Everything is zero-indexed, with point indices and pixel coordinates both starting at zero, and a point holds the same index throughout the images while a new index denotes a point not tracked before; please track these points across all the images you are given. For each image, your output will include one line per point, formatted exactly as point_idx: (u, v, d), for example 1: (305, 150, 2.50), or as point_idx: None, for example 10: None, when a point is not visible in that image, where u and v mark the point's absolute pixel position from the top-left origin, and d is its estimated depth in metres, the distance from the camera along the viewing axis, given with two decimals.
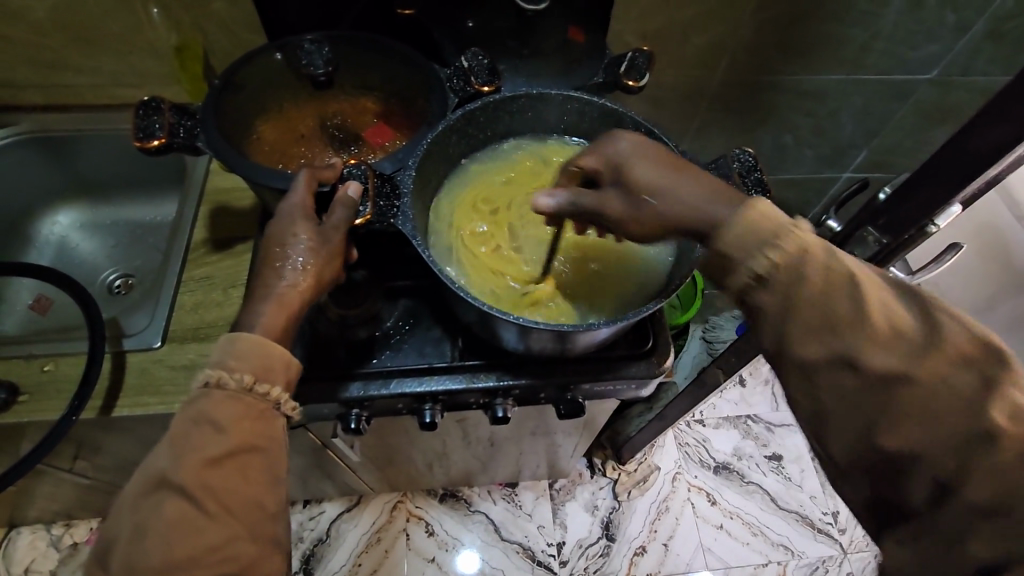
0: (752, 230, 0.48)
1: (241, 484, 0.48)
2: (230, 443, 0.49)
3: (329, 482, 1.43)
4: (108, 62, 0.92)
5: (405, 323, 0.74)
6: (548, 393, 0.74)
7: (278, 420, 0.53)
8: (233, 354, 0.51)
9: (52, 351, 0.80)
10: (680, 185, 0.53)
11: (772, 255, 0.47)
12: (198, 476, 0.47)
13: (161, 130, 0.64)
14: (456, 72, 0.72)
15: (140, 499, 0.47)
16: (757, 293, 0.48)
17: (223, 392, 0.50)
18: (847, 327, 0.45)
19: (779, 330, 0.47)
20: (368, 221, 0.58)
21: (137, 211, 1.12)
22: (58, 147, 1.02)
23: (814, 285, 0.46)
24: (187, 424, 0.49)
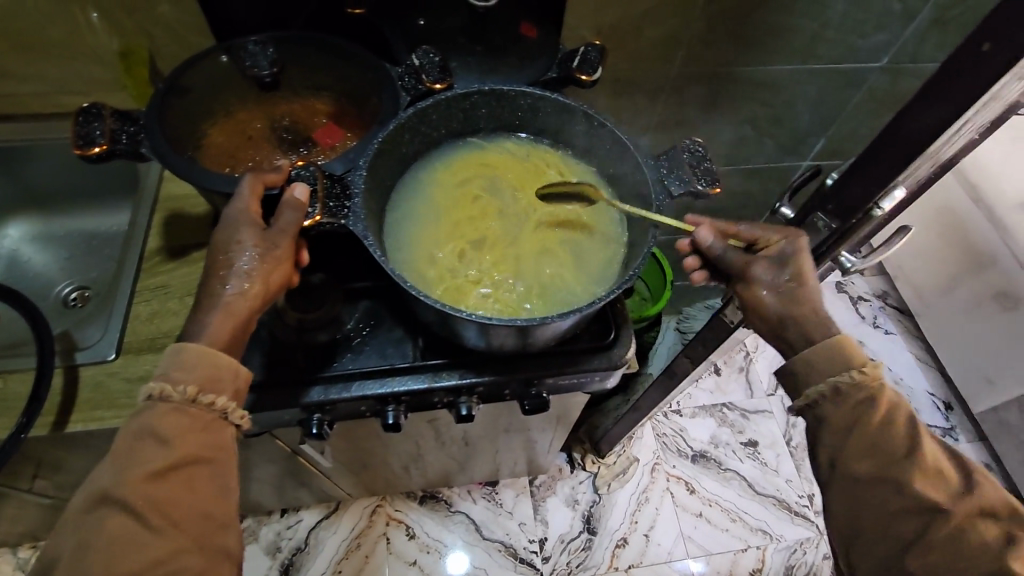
0: (838, 354, 0.61)
1: (187, 494, 0.49)
2: (174, 455, 0.49)
3: (307, 489, 1.42)
4: (51, 69, 0.89)
5: (366, 325, 0.73)
6: (513, 389, 0.74)
7: (227, 429, 0.54)
8: (178, 365, 0.52)
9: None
10: (802, 290, 0.63)
11: (854, 374, 0.60)
12: (140, 489, 0.47)
13: (102, 136, 0.62)
14: (407, 70, 0.72)
15: (84, 514, 0.48)
16: (827, 398, 0.61)
17: (168, 404, 0.51)
18: (901, 455, 0.58)
19: (833, 440, 0.61)
20: (317, 223, 0.57)
21: (89, 221, 1.09)
22: (4, 158, 0.99)
23: (883, 406, 0.59)
24: (132, 438, 0.50)
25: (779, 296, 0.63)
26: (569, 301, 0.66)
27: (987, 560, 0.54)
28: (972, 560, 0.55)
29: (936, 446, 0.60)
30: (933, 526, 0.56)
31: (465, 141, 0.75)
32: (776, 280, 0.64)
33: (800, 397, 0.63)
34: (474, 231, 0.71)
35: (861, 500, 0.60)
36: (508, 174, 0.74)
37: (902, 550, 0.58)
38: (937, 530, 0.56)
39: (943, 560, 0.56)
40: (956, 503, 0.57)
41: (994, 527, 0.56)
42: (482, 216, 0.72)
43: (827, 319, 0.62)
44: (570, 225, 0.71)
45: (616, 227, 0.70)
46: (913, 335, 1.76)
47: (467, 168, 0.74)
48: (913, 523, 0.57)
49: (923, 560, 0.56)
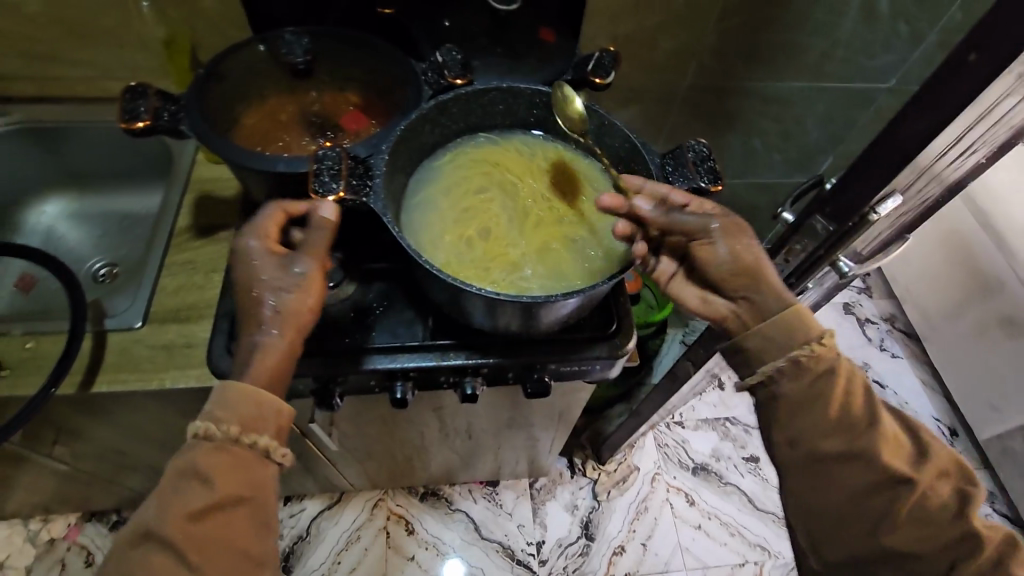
0: (792, 324, 0.62)
1: (225, 533, 0.55)
2: (217, 496, 0.54)
3: (311, 477, 1.46)
4: (99, 54, 0.96)
5: (378, 305, 0.76)
6: (516, 372, 0.76)
7: (268, 467, 0.59)
8: (223, 405, 0.57)
9: (35, 329, 0.80)
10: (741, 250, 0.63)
11: (814, 345, 0.61)
12: (181, 529, 0.53)
13: (146, 112, 0.67)
14: (431, 66, 0.76)
15: (128, 550, 0.53)
16: (782, 374, 0.62)
17: (211, 443, 0.56)
18: (862, 426, 0.61)
19: (794, 414, 0.62)
20: (341, 198, 0.62)
21: (124, 203, 1.14)
22: (49, 139, 1.05)
23: (840, 381, 0.61)
24: (178, 475, 0.55)
25: (725, 256, 0.63)
26: (573, 283, 0.69)
27: (949, 520, 0.58)
28: (940, 529, 0.58)
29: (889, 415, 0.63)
30: (902, 498, 0.59)
31: (476, 133, 0.79)
32: (722, 241, 0.63)
33: (756, 374, 0.64)
34: (483, 219, 0.74)
35: (830, 480, 0.62)
36: (515, 164, 0.77)
37: (876, 528, 0.60)
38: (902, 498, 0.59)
39: (919, 537, 0.58)
40: (919, 469, 0.60)
41: (950, 485, 0.60)
42: (490, 203, 0.75)
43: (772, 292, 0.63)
44: (575, 213, 0.74)
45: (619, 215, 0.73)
46: (920, 358, 1.76)
47: (476, 157, 0.77)
48: (881, 498, 0.59)
49: (896, 534, 0.59)
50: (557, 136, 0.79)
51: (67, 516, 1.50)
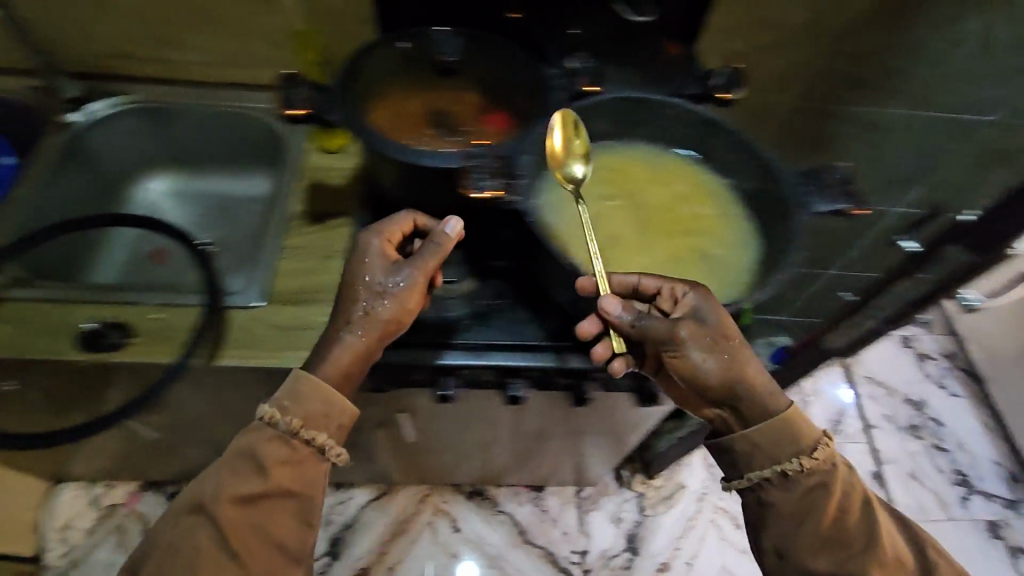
0: (784, 436, 0.64)
1: (268, 520, 0.63)
2: (268, 485, 0.62)
3: (369, 462, 1.49)
4: (223, 42, 0.99)
5: (493, 302, 0.77)
6: (631, 380, 0.79)
7: (321, 464, 0.66)
8: (293, 396, 0.64)
9: (169, 300, 0.83)
10: (724, 356, 0.62)
11: (804, 461, 0.64)
12: (229, 509, 0.61)
13: (300, 103, 0.70)
14: (563, 73, 0.77)
15: (185, 513, 0.62)
16: (772, 481, 0.65)
17: (274, 430, 0.64)
18: (857, 546, 0.64)
19: (784, 523, 0.65)
20: (488, 195, 0.62)
21: (224, 184, 1.17)
22: (163, 120, 1.08)
23: (833, 498, 0.64)
24: (240, 454, 0.63)
25: (710, 362, 0.62)
26: (706, 300, 0.68)
27: None
28: None
29: (890, 531, 0.65)
30: None
31: (604, 140, 0.77)
32: (706, 351, 0.62)
33: (743, 480, 0.66)
34: (608, 228, 0.72)
35: None
36: (642, 175, 0.76)
37: None
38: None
39: None
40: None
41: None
42: (617, 210, 0.73)
43: (761, 401, 0.64)
44: (702, 234, 0.72)
45: (744, 240, 0.72)
46: (982, 402, 1.71)
47: (601, 165, 0.76)
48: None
49: None
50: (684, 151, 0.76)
51: (128, 482, 1.55)
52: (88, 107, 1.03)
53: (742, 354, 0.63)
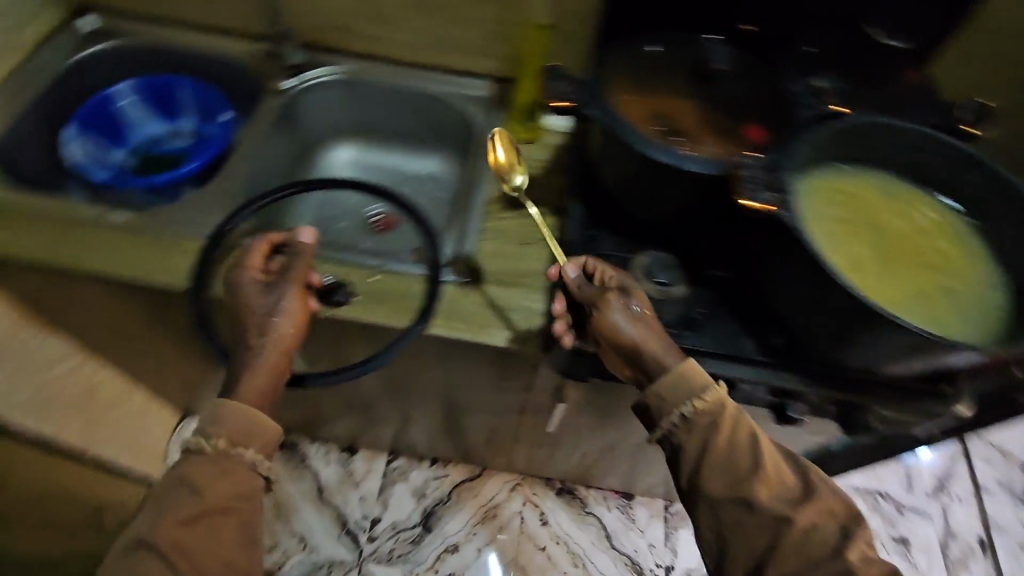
0: (681, 382, 0.67)
1: (210, 540, 0.62)
2: (202, 505, 0.63)
3: (480, 442, 1.55)
4: (439, 25, 1.04)
5: (703, 310, 0.78)
6: (839, 410, 0.75)
7: (257, 479, 0.67)
8: (213, 421, 0.66)
9: (381, 264, 0.89)
10: (634, 317, 0.70)
11: (695, 403, 0.66)
12: (169, 533, 0.60)
13: (564, 95, 0.72)
14: (807, 91, 0.75)
15: (122, 557, 0.61)
16: (677, 429, 0.68)
17: (200, 456, 0.65)
18: (770, 489, 0.65)
19: (710, 478, 0.66)
20: (762, 209, 0.62)
21: (399, 160, 1.21)
22: (362, 94, 1.13)
23: (722, 437, 0.66)
24: (171, 486, 0.64)
25: (628, 319, 0.69)
26: (960, 333, 0.65)
27: None
28: None
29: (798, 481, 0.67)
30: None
31: (848, 161, 0.75)
32: (620, 311, 0.69)
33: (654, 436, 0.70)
34: (854, 248, 0.69)
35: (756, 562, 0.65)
36: (882, 203, 0.74)
37: None
38: (787, 545, 0.63)
39: None
40: (792, 512, 0.64)
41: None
42: (862, 231, 0.71)
43: (655, 355, 0.68)
44: (948, 269, 0.70)
45: (993, 284, 0.69)
46: None
47: (843, 184, 0.74)
48: (791, 554, 0.63)
49: None
50: (930, 188, 0.75)
51: None
52: (304, 74, 1.09)
53: (649, 320, 0.70)
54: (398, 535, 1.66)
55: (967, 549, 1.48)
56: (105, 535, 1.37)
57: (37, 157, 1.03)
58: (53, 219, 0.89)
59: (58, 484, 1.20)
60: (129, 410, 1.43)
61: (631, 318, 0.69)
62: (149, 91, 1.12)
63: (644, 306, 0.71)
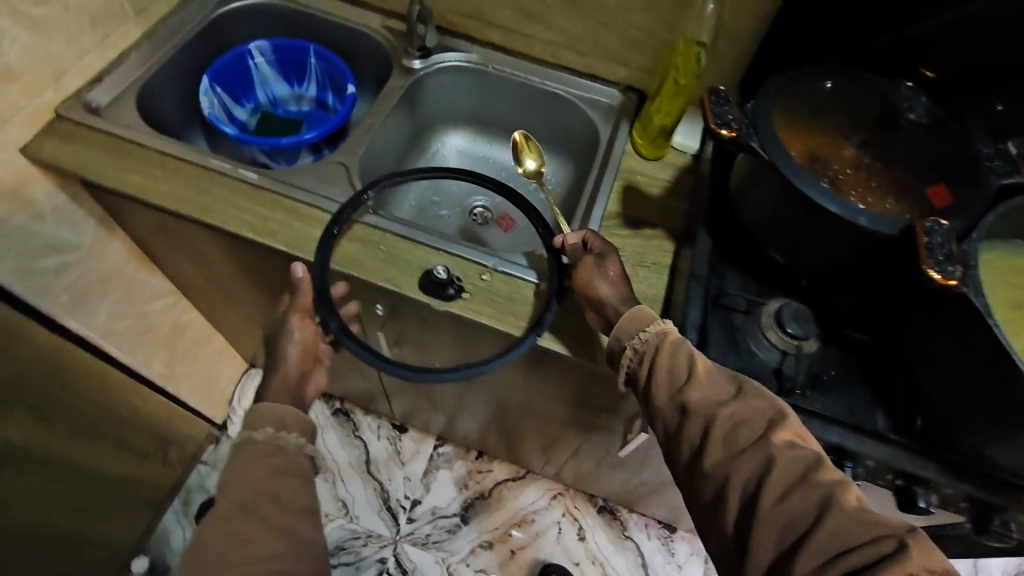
0: (633, 321, 0.70)
1: (273, 498, 0.65)
2: (262, 475, 0.67)
3: (534, 448, 1.53)
4: (583, 26, 1.01)
5: (832, 371, 0.72)
6: (977, 514, 0.68)
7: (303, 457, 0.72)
8: (257, 419, 0.73)
9: (489, 262, 0.87)
10: (606, 277, 0.76)
11: (642, 337, 0.69)
12: (237, 496, 0.64)
13: (734, 123, 0.66)
14: (997, 154, 0.68)
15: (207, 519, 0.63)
16: (633, 360, 0.69)
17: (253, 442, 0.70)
18: (708, 403, 0.61)
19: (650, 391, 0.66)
20: (948, 283, 0.56)
21: (511, 158, 1.20)
22: (487, 83, 1.11)
23: (663, 355, 0.66)
24: (239, 465, 0.68)
25: (602, 280, 0.76)
26: None
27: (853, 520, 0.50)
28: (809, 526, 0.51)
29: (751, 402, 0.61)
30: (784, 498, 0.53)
31: None
32: (593, 271, 0.77)
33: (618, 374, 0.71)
34: None
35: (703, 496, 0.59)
36: None
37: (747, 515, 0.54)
38: (717, 435, 0.58)
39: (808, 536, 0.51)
40: (718, 408, 0.60)
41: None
42: None
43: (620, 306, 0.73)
44: None
45: None
46: None
47: None
48: (719, 444, 0.58)
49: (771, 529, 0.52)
50: None
51: None
52: (433, 57, 1.08)
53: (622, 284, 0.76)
54: (436, 522, 1.66)
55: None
56: (167, 467, 1.43)
57: (173, 101, 1.05)
58: (180, 165, 0.90)
59: (138, 414, 1.26)
60: (207, 352, 1.47)
61: (602, 277, 0.76)
62: (279, 52, 1.13)
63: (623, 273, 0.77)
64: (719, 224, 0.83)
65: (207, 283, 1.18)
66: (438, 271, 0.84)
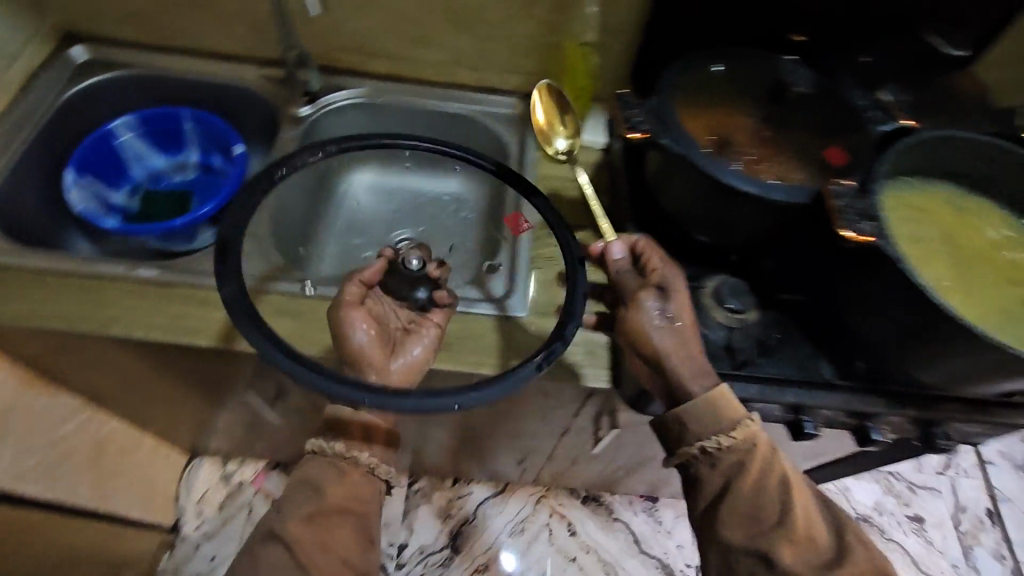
0: (709, 412, 0.67)
1: (328, 538, 0.70)
2: (321, 505, 0.70)
3: (505, 462, 1.53)
4: (467, 44, 1.00)
5: (779, 334, 0.76)
6: (918, 430, 0.75)
7: (372, 486, 0.74)
8: (314, 468, 0.73)
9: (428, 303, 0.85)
10: (679, 326, 0.69)
11: (722, 438, 0.67)
12: (292, 529, 0.69)
13: (642, 123, 0.70)
14: (874, 104, 0.75)
15: (259, 542, 0.69)
16: (700, 461, 0.69)
17: (321, 459, 0.74)
18: (798, 552, 0.66)
19: (729, 523, 0.67)
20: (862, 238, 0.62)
21: (422, 183, 1.17)
22: (381, 116, 1.07)
23: (749, 484, 0.67)
24: (296, 485, 0.73)
25: (658, 322, 0.68)
26: None
27: None
28: None
29: (825, 543, 0.67)
30: None
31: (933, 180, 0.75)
32: (649, 318, 0.69)
33: (675, 456, 0.70)
34: (938, 266, 0.69)
35: None
36: (974, 227, 0.73)
37: None
38: None
39: None
40: (813, 572, 0.65)
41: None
42: (955, 250, 0.71)
43: (693, 367, 0.68)
44: None
45: None
46: None
47: (929, 198, 0.74)
48: None
49: None
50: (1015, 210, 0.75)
51: (257, 460, 1.55)
52: (320, 100, 1.02)
53: (686, 333, 0.69)
54: (427, 560, 1.62)
55: (977, 520, 1.56)
56: None
57: (34, 203, 0.94)
58: (64, 278, 0.80)
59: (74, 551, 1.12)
60: (140, 457, 1.34)
61: (659, 327, 0.68)
62: (149, 124, 1.04)
63: (690, 319, 0.70)
64: (645, 213, 0.84)
65: (123, 389, 1.07)
66: (412, 264, 0.84)
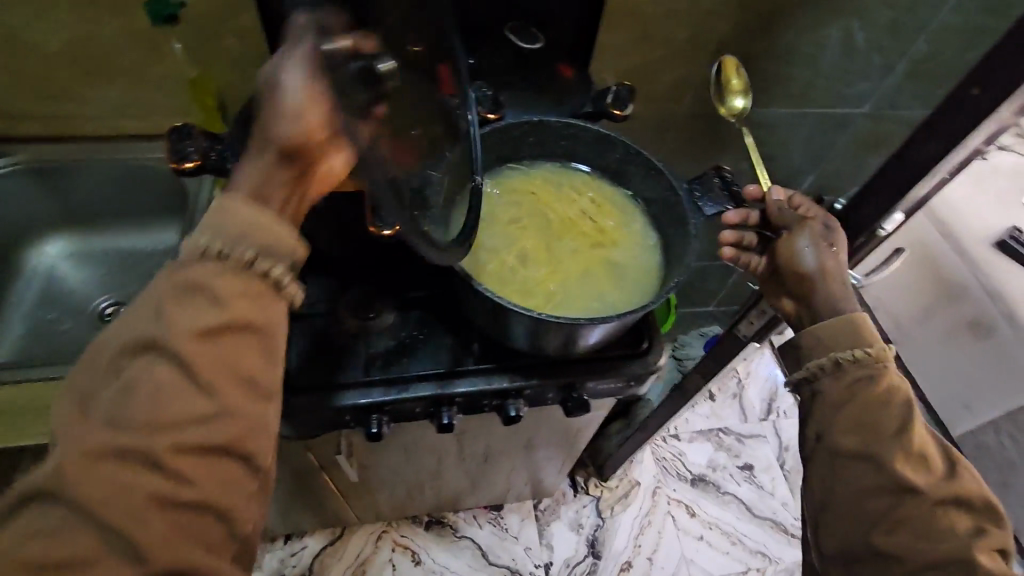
0: (849, 329, 0.64)
1: (227, 362, 0.46)
2: (225, 317, 0.46)
3: (317, 512, 1.42)
4: (115, 94, 0.96)
5: (419, 333, 0.78)
6: (555, 393, 0.80)
7: (280, 301, 0.49)
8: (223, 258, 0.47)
9: None
10: (835, 254, 0.68)
11: (858, 351, 0.63)
12: (186, 343, 0.44)
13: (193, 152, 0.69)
14: None
15: (125, 361, 0.45)
16: (824, 372, 0.65)
17: (221, 265, 0.47)
18: (888, 432, 0.60)
19: (827, 414, 0.63)
20: None
21: (131, 241, 1.14)
22: (49, 178, 1.04)
23: (879, 388, 0.61)
24: (179, 289, 0.46)
25: (816, 252, 0.68)
26: (615, 303, 0.73)
27: (943, 536, 0.56)
28: (930, 543, 0.56)
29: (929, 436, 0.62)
30: (902, 505, 0.58)
31: (527, 165, 0.82)
32: (805, 253, 0.68)
33: (801, 371, 0.67)
34: (524, 244, 0.76)
35: (842, 476, 0.62)
36: (566, 202, 0.80)
37: (871, 526, 0.59)
38: (909, 467, 0.58)
39: (906, 538, 0.57)
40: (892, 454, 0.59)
41: (965, 517, 0.58)
42: (536, 229, 0.78)
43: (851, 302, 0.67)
44: (617, 246, 0.78)
45: (651, 254, 0.77)
46: None
47: (522, 182, 0.81)
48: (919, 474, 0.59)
49: (892, 536, 0.58)
50: (605, 177, 0.82)
51: None
52: None
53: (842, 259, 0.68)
54: None
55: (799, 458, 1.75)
56: None
57: None
58: None
59: None
60: None
61: (838, 258, 0.68)
62: None
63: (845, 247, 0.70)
64: None
65: None
66: None
